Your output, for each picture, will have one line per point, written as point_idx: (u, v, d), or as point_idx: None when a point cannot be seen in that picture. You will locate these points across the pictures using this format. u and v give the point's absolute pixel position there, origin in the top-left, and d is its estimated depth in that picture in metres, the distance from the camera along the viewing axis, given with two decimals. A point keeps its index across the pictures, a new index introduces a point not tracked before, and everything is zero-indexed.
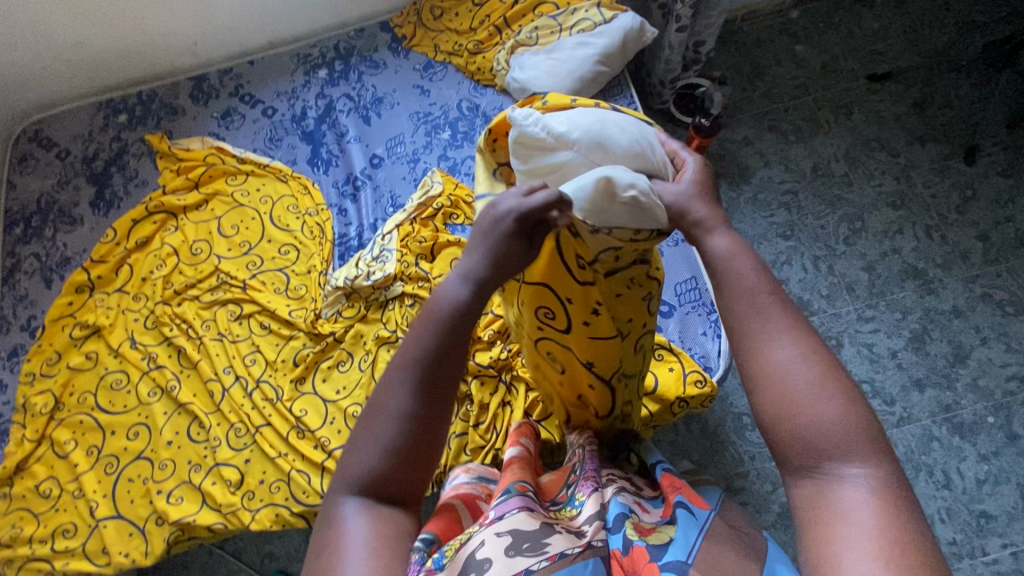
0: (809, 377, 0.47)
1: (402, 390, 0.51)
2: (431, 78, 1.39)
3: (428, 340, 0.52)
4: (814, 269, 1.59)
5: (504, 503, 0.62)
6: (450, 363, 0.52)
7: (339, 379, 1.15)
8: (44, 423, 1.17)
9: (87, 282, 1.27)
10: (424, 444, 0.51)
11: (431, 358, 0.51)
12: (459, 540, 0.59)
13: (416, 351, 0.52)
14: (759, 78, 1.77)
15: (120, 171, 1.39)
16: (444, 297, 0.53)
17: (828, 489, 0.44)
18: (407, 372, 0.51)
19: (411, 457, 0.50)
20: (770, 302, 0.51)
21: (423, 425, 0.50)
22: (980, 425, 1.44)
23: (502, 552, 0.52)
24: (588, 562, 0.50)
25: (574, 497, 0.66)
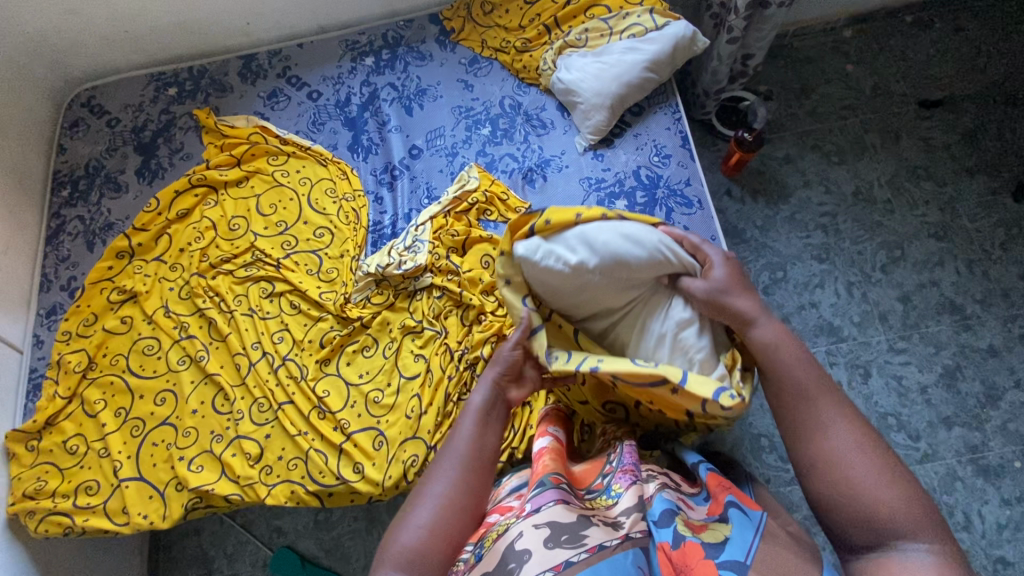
0: (861, 460, 0.64)
1: (446, 477, 0.72)
2: (476, 73, 1.40)
3: (464, 439, 0.75)
4: (846, 295, 1.56)
5: (541, 496, 0.71)
6: (481, 452, 0.74)
7: (363, 363, 1.17)
8: (77, 381, 1.21)
9: (127, 248, 1.31)
10: (460, 520, 0.70)
11: (467, 451, 0.74)
12: (497, 530, 0.71)
13: (457, 445, 0.74)
14: (806, 97, 1.74)
15: (166, 142, 1.42)
16: (475, 403, 0.78)
17: (891, 554, 0.60)
18: (449, 464, 0.73)
19: (447, 528, 0.69)
20: (819, 396, 0.69)
21: (461, 498, 0.71)
22: (1007, 469, 1.39)
23: (542, 544, 0.63)
24: (627, 553, 0.62)
25: (610, 487, 0.74)
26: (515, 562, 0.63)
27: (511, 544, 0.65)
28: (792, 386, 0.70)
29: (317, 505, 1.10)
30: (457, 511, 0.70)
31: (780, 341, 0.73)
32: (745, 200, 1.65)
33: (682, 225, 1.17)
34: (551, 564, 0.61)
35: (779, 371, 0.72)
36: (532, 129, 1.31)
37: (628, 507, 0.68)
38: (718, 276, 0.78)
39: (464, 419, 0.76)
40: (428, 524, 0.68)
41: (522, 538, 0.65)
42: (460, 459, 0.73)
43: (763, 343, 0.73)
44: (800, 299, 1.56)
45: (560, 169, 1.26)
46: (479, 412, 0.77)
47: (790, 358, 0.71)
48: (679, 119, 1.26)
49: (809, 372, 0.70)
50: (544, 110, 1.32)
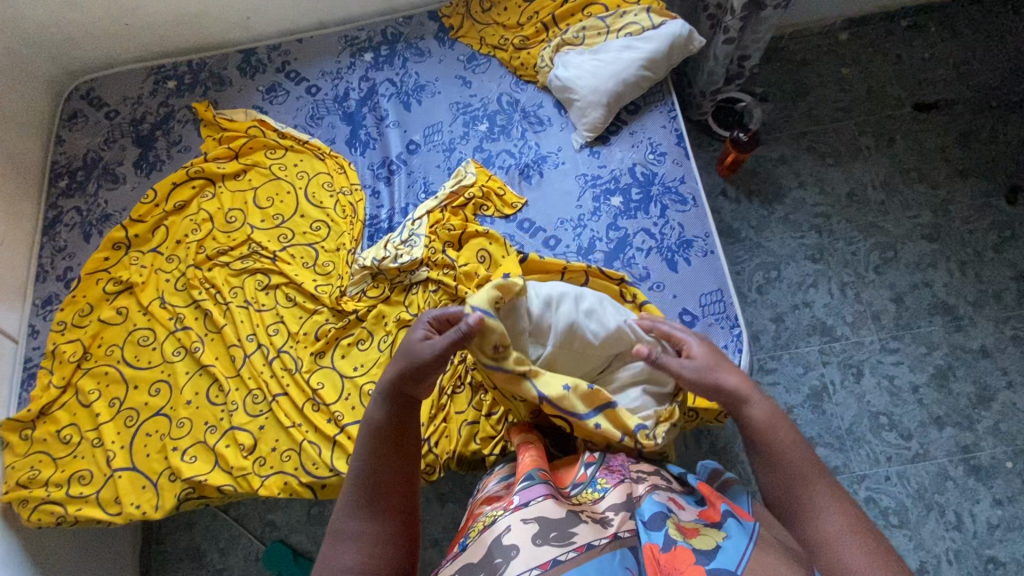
0: (845, 534, 0.66)
1: (344, 506, 0.72)
2: (474, 70, 1.41)
3: (366, 467, 0.73)
4: (840, 295, 1.57)
5: (530, 491, 0.72)
6: (380, 469, 0.73)
7: (358, 356, 1.17)
8: (71, 370, 1.21)
9: (124, 239, 1.31)
10: (385, 543, 0.69)
11: (366, 472, 0.73)
12: (484, 520, 0.72)
13: (355, 470, 0.74)
14: (801, 98, 1.75)
15: (165, 135, 1.43)
16: (372, 422, 0.77)
17: None
18: (350, 491, 0.73)
19: (375, 558, 0.68)
20: (810, 474, 0.72)
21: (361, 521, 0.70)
22: (997, 468, 1.40)
23: (530, 541, 0.64)
24: (615, 554, 0.62)
25: (595, 481, 0.76)
26: (501, 557, 0.63)
27: (498, 539, 0.66)
28: (784, 467, 0.73)
29: (310, 497, 1.11)
30: (380, 537, 0.69)
31: (769, 423, 0.76)
32: (741, 200, 1.66)
33: (676, 222, 1.17)
34: (539, 562, 0.61)
35: (774, 453, 0.74)
36: (529, 126, 1.32)
37: (618, 503, 0.69)
38: (700, 354, 0.82)
39: (364, 447, 0.75)
40: (355, 563, 0.67)
41: (509, 533, 0.66)
42: (370, 487, 0.72)
43: (758, 421, 0.76)
44: (794, 299, 1.57)
45: (557, 165, 1.27)
46: (374, 430, 0.76)
47: (782, 440, 0.75)
48: (675, 117, 1.26)
49: (803, 453, 0.74)
50: (541, 107, 1.33)
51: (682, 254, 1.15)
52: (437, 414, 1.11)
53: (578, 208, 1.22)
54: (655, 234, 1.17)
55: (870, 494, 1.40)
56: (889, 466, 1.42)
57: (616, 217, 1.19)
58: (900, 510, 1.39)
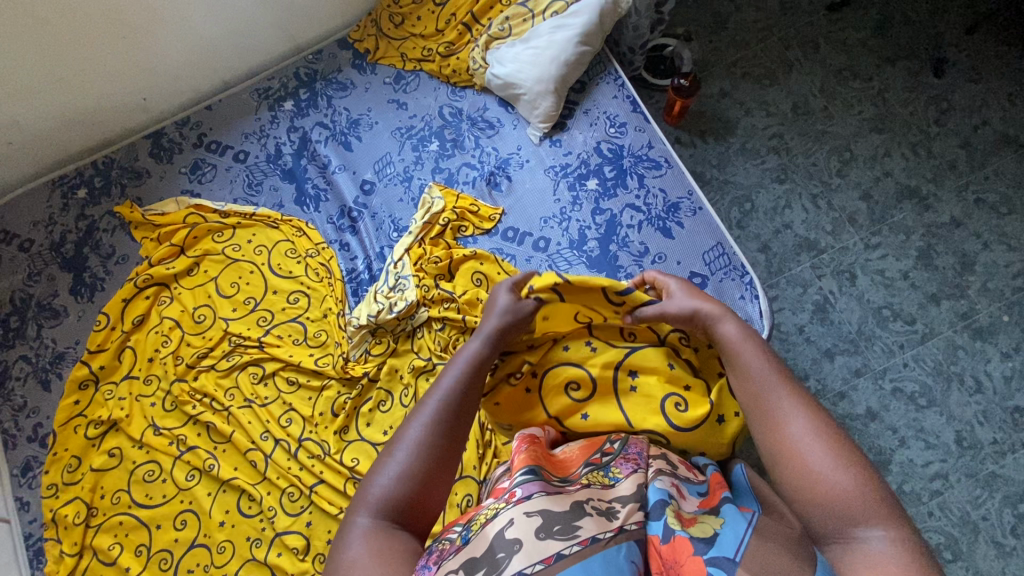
0: (803, 430, 0.68)
1: (418, 425, 0.72)
2: (405, 89, 1.34)
3: (449, 385, 0.76)
4: (814, 208, 1.60)
5: (529, 485, 0.69)
6: (463, 408, 0.75)
7: (383, 420, 1.10)
8: (82, 533, 1.10)
9: (90, 375, 1.19)
10: (438, 465, 0.70)
11: (452, 401, 0.74)
12: (485, 514, 0.68)
13: (438, 393, 0.75)
14: (723, 28, 1.76)
15: (94, 250, 1.29)
16: (465, 356, 0.79)
17: (838, 508, 0.62)
18: (426, 412, 0.73)
19: (424, 475, 0.69)
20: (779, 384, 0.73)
21: (432, 452, 0.71)
22: (997, 325, 1.49)
23: (533, 534, 0.61)
24: (619, 547, 0.60)
25: (609, 467, 0.75)
26: (503, 552, 0.60)
27: (500, 533, 0.62)
28: (755, 379, 0.74)
29: None
30: (435, 456, 0.70)
31: (740, 343, 0.78)
32: (696, 143, 1.66)
33: (657, 188, 1.15)
34: (542, 556, 0.58)
35: (741, 365, 0.76)
36: (480, 132, 1.26)
37: (627, 495, 0.68)
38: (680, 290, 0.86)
39: (452, 368, 0.77)
40: (407, 469, 0.69)
41: (512, 526, 0.63)
42: (442, 406, 0.74)
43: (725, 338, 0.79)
44: (774, 224, 1.60)
45: (522, 165, 1.22)
46: (469, 365, 0.78)
47: (751, 354, 0.76)
48: (623, 84, 1.24)
49: (768, 365, 0.75)
50: (486, 110, 1.28)
51: (673, 219, 1.13)
52: (485, 455, 1.05)
53: (557, 202, 1.18)
54: (641, 206, 1.14)
55: (894, 385, 1.46)
56: (903, 353, 1.48)
57: (598, 200, 1.16)
58: (925, 390, 1.45)
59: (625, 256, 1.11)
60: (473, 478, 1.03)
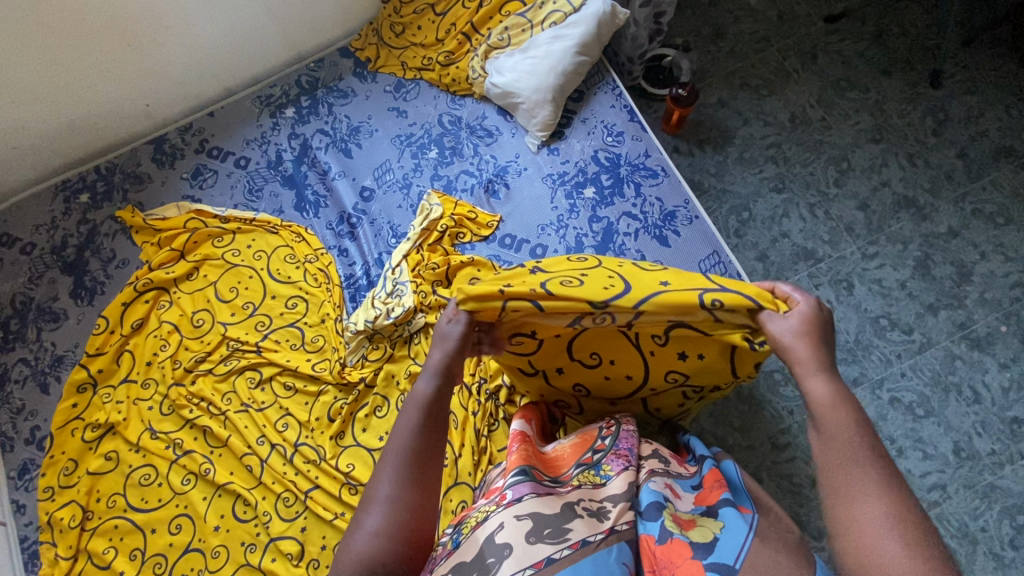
0: (878, 512, 0.59)
1: (385, 481, 0.66)
2: (405, 97, 1.35)
3: (410, 431, 0.69)
4: (811, 217, 1.61)
5: (519, 486, 0.68)
6: (427, 452, 0.68)
7: (379, 425, 1.11)
8: (77, 536, 1.10)
9: (88, 378, 1.19)
10: (415, 516, 0.65)
11: (415, 448, 0.68)
12: (476, 516, 0.68)
13: (400, 441, 0.69)
14: (721, 39, 1.78)
15: (95, 254, 1.30)
16: (417, 398, 0.71)
17: None
18: (391, 464, 0.67)
19: (401, 530, 0.64)
20: (865, 457, 0.63)
21: (403, 505, 0.65)
22: (995, 335, 1.49)
23: (523, 539, 0.61)
24: (610, 549, 0.61)
25: (599, 465, 0.75)
26: (493, 557, 0.60)
27: (490, 537, 0.62)
28: (835, 444, 0.64)
29: None
30: (409, 509, 0.65)
31: (832, 409, 0.66)
32: (694, 152, 1.68)
33: (654, 197, 1.16)
34: (532, 561, 0.59)
35: (822, 425, 0.66)
36: (479, 141, 1.28)
37: (618, 494, 0.69)
38: (796, 323, 0.69)
39: (410, 410, 0.71)
40: (380, 527, 0.64)
41: (502, 530, 0.62)
42: (405, 456, 0.68)
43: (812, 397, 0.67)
44: (771, 233, 1.60)
45: (520, 173, 1.23)
46: (424, 405, 0.71)
47: (839, 420, 0.65)
48: (621, 94, 1.25)
49: (860, 439, 0.64)
50: (485, 118, 1.29)
51: (669, 227, 1.14)
52: (480, 461, 1.05)
53: (555, 210, 1.19)
54: (638, 214, 1.15)
55: (892, 395, 1.45)
56: (901, 362, 1.48)
57: (595, 208, 1.17)
58: (923, 400, 1.45)
59: None
60: (468, 484, 1.03)
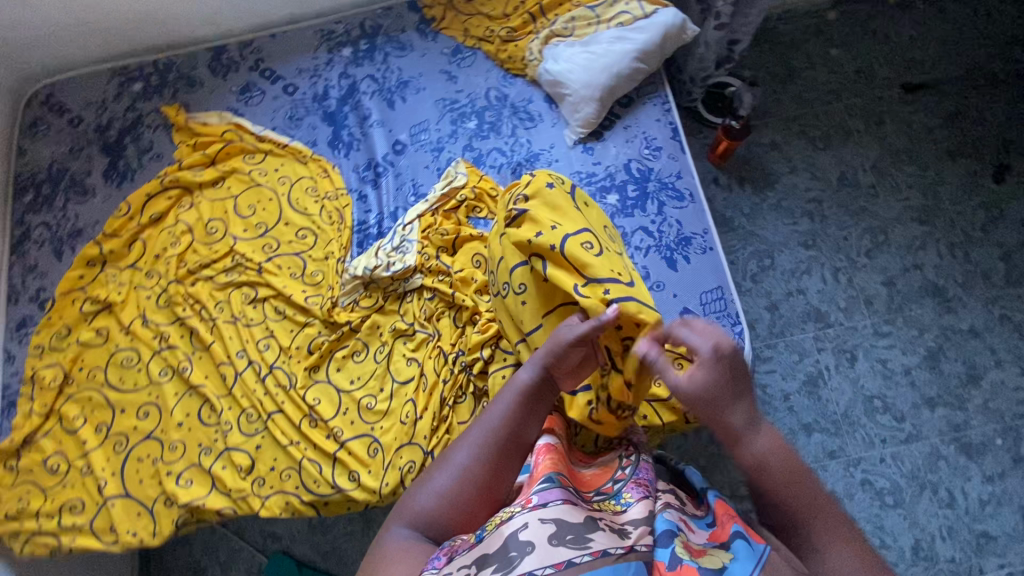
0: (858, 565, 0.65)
1: (465, 449, 0.79)
2: (459, 63, 1.36)
3: (495, 418, 0.80)
4: (833, 281, 1.57)
5: (547, 492, 0.72)
6: (507, 443, 0.79)
7: (354, 369, 1.14)
8: (53, 397, 1.16)
9: (99, 256, 1.25)
10: (475, 491, 0.77)
11: (501, 428, 0.80)
12: (501, 515, 0.73)
13: (491, 419, 0.80)
14: (791, 81, 1.73)
15: (134, 142, 1.35)
16: (517, 387, 0.82)
17: None
18: (476, 438, 0.79)
19: (462, 496, 0.76)
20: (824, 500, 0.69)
21: (473, 477, 0.77)
22: (987, 446, 1.44)
23: (546, 540, 0.65)
24: (629, 564, 0.62)
25: (619, 493, 0.78)
26: (516, 552, 0.65)
27: (514, 534, 0.67)
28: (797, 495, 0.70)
29: (313, 514, 1.08)
30: (475, 483, 0.77)
31: (778, 453, 0.72)
32: (732, 188, 1.65)
33: (674, 219, 1.15)
34: (552, 561, 0.62)
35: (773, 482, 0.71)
36: (519, 122, 1.27)
37: (638, 518, 0.71)
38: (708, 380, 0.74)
39: (504, 400, 0.81)
40: (444, 492, 0.76)
41: (525, 529, 0.67)
42: (489, 434, 0.79)
43: (756, 454, 0.72)
44: (788, 286, 1.57)
45: (550, 163, 1.23)
46: (520, 393, 0.81)
47: (784, 471, 0.71)
48: (669, 110, 1.24)
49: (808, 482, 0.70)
50: (531, 102, 1.29)
51: (681, 252, 1.13)
52: (438, 427, 1.06)
53: None
54: (654, 231, 1.14)
55: (865, 476, 1.43)
56: (883, 447, 1.45)
57: (613, 216, 1.16)
58: (894, 489, 1.41)
59: None
60: (421, 446, 1.05)
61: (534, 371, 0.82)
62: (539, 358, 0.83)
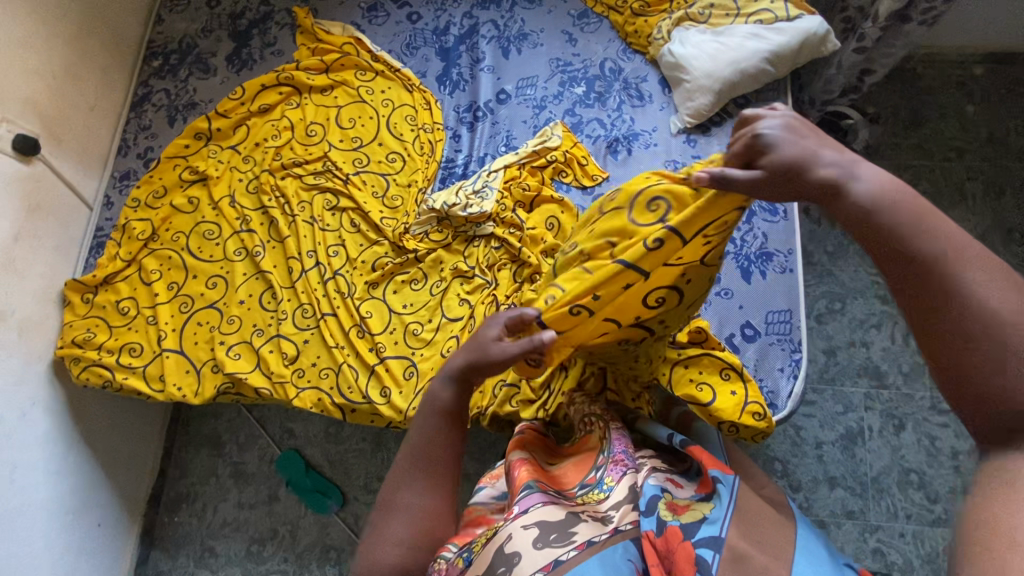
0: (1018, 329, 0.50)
1: (410, 487, 0.69)
2: (583, 28, 1.35)
3: (422, 440, 0.71)
4: (901, 342, 1.49)
5: (527, 499, 0.65)
6: (446, 454, 0.70)
7: (409, 295, 1.18)
8: (138, 248, 1.25)
9: (206, 131, 1.33)
10: (434, 520, 0.67)
11: (433, 446, 0.70)
12: (485, 533, 0.64)
13: (419, 443, 0.71)
14: (916, 128, 1.63)
15: (261, 35, 1.42)
16: (435, 404, 0.72)
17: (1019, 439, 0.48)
18: (412, 467, 0.70)
19: (423, 533, 0.66)
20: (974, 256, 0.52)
21: (427, 506, 0.67)
22: None
23: (531, 545, 0.59)
24: (619, 545, 0.59)
25: (602, 480, 0.70)
26: (504, 567, 0.58)
27: (500, 548, 0.60)
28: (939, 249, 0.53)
29: (339, 417, 1.14)
30: (430, 513, 0.67)
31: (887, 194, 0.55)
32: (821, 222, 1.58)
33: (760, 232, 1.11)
34: (541, 565, 0.57)
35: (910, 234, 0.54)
36: (627, 99, 1.26)
37: (622, 500, 0.65)
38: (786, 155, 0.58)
39: (424, 417, 0.72)
40: (406, 537, 0.65)
41: (511, 540, 0.60)
42: (427, 459, 0.70)
43: (872, 197, 0.55)
44: (852, 335, 1.51)
45: (648, 146, 1.21)
46: (439, 407, 0.72)
47: (932, 221, 0.54)
48: None
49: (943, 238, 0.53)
50: (644, 82, 1.27)
51: (759, 266, 1.10)
52: None
53: None
54: (735, 239, 1.12)
55: (878, 545, 1.37)
56: (906, 523, 1.38)
57: None
58: (906, 567, 1.35)
59: None
60: None
61: (446, 384, 0.72)
62: (449, 366, 0.72)
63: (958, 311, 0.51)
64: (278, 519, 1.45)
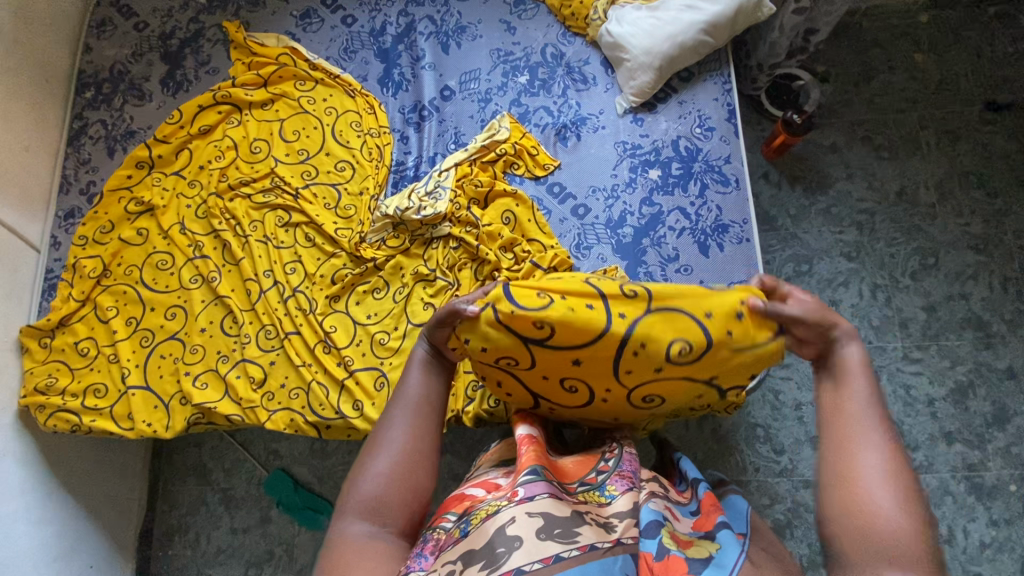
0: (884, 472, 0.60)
1: (395, 428, 0.77)
2: (520, 15, 1.32)
3: (411, 387, 0.80)
4: (869, 297, 1.51)
5: (533, 484, 0.68)
6: (430, 402, 0.80)
7: (372, 304, 1.16)
8: (91, 286, 1.22)
9: (148, 159, 1.29)
10: (413, 462, 0.74)
11: (418, 395, 0.80)
12: (487, 508, 0.68)
13: (406, 391, 0.80)
14: (866, 82, 1.64)
15: (193, 54, 1.38)
16: (417, 357, 0.83)
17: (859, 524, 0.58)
18: (399, 411, 0.79)
19: (401, 470, 0.73)
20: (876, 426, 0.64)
21: (409, 446, 0.75)
22: (1000, 490, 1.37)
23: (534, 534, 0.62)
24: (616, 558, 0.61)
25: (604, 486, 0.76)
26: (503, 548, 0.61)
27: (501, 528, 0.63)
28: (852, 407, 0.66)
29: (314, 435, 1.12)
30: (410, 453, 0.75)
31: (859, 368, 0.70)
32: (782, 186, 1.59)
33: (714, 205, 1.11)
34: (540, 556, 0.59)
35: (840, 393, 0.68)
36: (572, 83, 1.25)
37: (624, 511, 0.69)
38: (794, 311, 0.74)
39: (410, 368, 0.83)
40: (387, 473, 0.73)
41: (513, 523, 0.63)
42: (410, 405, 0.79)
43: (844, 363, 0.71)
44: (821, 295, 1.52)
45: (596, 129, 1.20)
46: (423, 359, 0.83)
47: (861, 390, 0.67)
48: (729, 90, 1.18)
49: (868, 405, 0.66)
50: (587, 64, 1.26)
51: (716, 239, 1.09)
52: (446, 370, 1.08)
53: (613, 177, 1.16)
54: (691, 214, 1.11)
55: None
56: None
57: (652, 192, 1.13)
58: None
59: (654, 254, 1.09)
60: None
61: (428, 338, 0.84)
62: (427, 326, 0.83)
63: (847, 449, 0.63)
64: (272, 540, 1.45)
